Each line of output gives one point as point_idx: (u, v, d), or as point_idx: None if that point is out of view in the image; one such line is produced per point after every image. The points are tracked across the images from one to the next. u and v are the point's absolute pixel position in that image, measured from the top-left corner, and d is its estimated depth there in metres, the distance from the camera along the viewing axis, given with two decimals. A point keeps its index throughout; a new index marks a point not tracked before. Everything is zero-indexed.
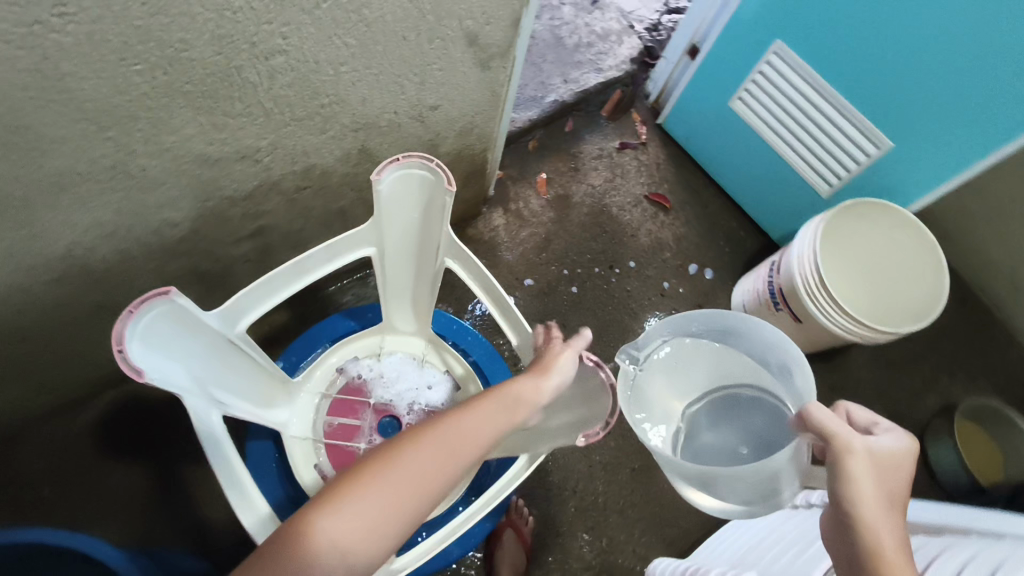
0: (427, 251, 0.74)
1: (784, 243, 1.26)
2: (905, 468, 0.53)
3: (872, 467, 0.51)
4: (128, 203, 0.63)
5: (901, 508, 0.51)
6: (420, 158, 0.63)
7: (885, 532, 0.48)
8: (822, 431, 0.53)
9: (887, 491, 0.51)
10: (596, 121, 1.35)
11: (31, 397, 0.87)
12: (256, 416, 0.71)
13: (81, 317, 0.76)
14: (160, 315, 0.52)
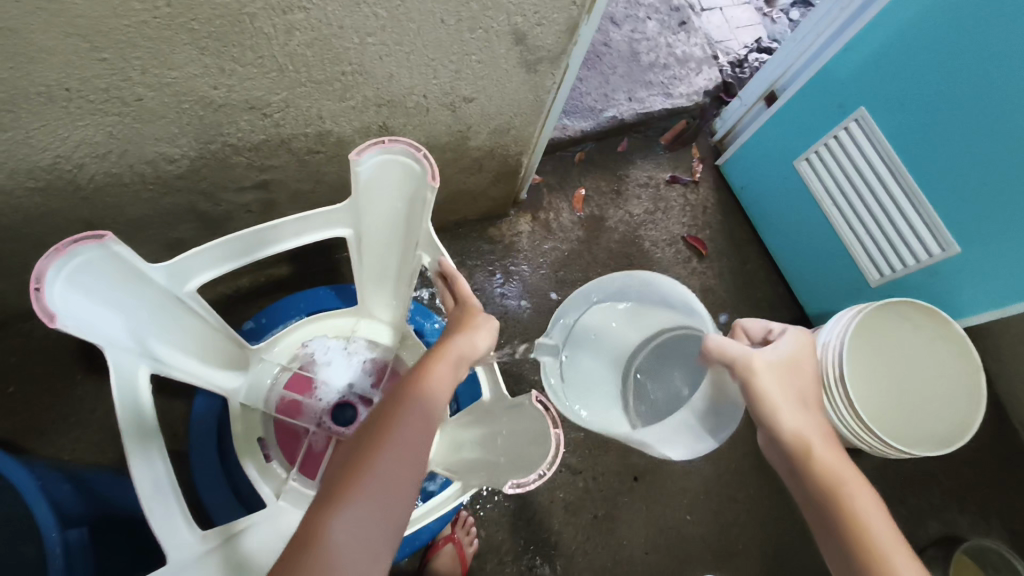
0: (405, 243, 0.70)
1: (818, 321, 1.17)
2: (806, 363, 0.63)
3: (775, 378, 0.60)
4: (122, 129, 0.60)
5: (809, 399, 0.61)
6: (406, 145, 0.59)
7: (800, 418, 0.59)
8: (728, 362, 0.60)
9: (797, 396, 0.60)
10: (653, 148, 1.28)
11: (13, 293, 0.86)
12: (202, 379, 0.69)
13: (67, 230, 0.74)
14: (91, 260, 0.51)
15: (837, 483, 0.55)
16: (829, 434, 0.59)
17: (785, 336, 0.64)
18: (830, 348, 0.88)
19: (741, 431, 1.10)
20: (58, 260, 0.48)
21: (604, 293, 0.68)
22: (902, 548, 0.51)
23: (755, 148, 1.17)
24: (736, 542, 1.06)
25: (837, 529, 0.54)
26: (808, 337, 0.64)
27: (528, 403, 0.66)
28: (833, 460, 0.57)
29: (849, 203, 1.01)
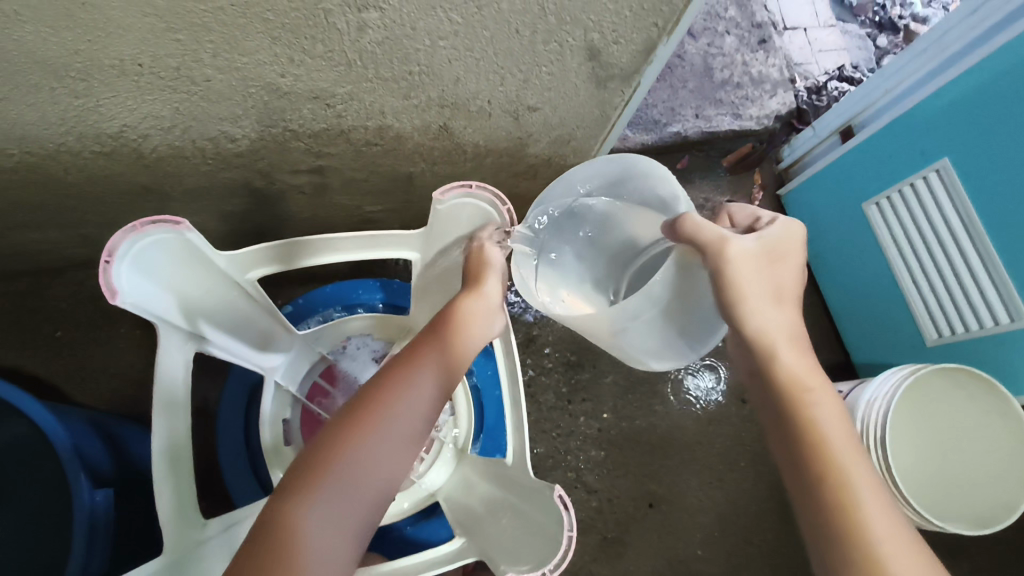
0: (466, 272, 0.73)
1: (863, 371, 1.12)
2: (792, 262, 0.59)
3: (751, 266, 0.56)
4: (188, 106, 0.60)
5: (787, 289, 0.58)
6: (492, 195, 0.63)
7: (770, 319, 0.57)
8: (700, 247, 0.55)
9: (772, 290, 0.57)
10: (714, 169, 1.25)
11: (69, 244, 0.89)
12: (247, 361, 0.71)
13: (126, 192, 0.76)
14: (161, 244, 0.53)
15: (798, 403, 0.54)
16: (799, 338, 0.57)
17: (775, 224, 0.59)
18: (875, 408, 0.84)
19: (765, 474, 1.07)
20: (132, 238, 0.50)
21: (592, 181, 0.61)
22: (862, 461, 0.51)
23: (822, 183, 1.12)
24: None
25: (796, 439, 0.53)
26: (793, 230, 0.59)
27: (549, 491, 0.58)
28: (797, 364, 0.56)
29: (915, 255, 0.96)
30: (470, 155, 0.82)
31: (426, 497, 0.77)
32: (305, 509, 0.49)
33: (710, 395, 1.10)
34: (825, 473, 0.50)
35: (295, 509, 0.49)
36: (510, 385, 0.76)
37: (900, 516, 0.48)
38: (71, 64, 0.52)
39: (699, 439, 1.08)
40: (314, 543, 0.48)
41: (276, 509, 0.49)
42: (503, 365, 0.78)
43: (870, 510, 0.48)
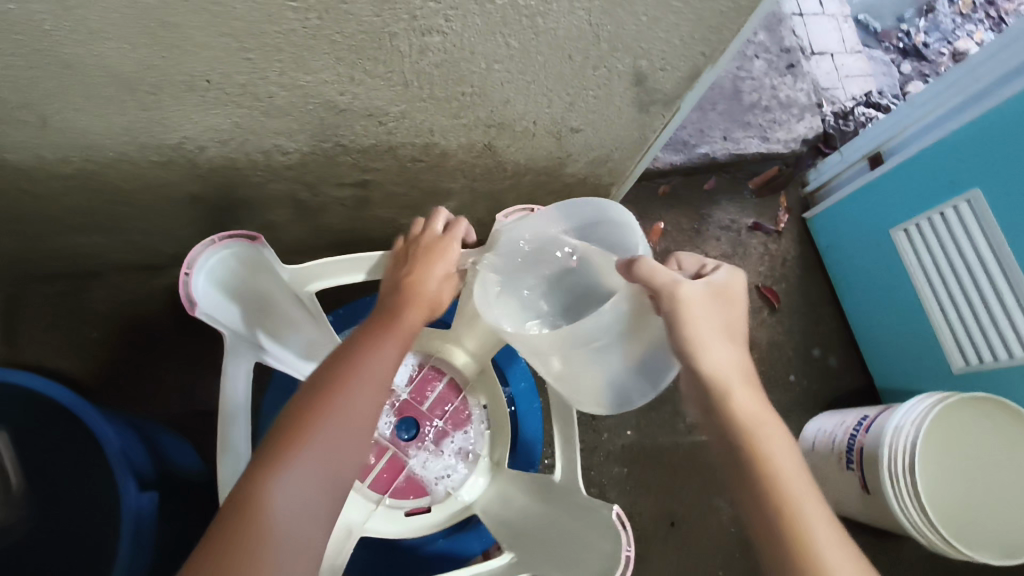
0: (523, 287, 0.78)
1: (887, 396, 1.13)
2: (737, 305, 0.60)
3: (699, 307, 0.57)
4: (248, 120, 0.62)
5: (737, 329, 0.59)
6: None
7: (721, 357, 0.57)
8: (654, 288, 0.57)
9: (718, 327, 0.58)
10: (740, 190, 1.25)
11: (113, 249, 0.91)
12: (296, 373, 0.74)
13: (176, 200, 0.78)
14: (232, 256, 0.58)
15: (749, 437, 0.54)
16: (748, 375, 0.57)
17: (722, 271, 0.60)
18: (903, 433, 0.85)
19: None
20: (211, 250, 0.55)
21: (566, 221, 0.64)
22: (813, 495, 0.51)
23: (848, 209, 1.13)
24: None
25: (746, 472, 0.53)
26: (736, 280, 0.60)
27: (605, 511, 0.60)
28: (746, 400, 0.56)
29: (943, 282, 0.97)
30: (509, 172, 0.84)
31: (464, 509, 0.78)
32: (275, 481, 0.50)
33: None
34: (781, 505, 0.50)
35: (265, 481, 0.50)
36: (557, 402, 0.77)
37: (850, 546, 0.49)
38: (144, 79, 0.54)
39: None
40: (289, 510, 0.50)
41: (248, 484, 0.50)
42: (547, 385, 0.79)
43: (824, 537, 0.48)
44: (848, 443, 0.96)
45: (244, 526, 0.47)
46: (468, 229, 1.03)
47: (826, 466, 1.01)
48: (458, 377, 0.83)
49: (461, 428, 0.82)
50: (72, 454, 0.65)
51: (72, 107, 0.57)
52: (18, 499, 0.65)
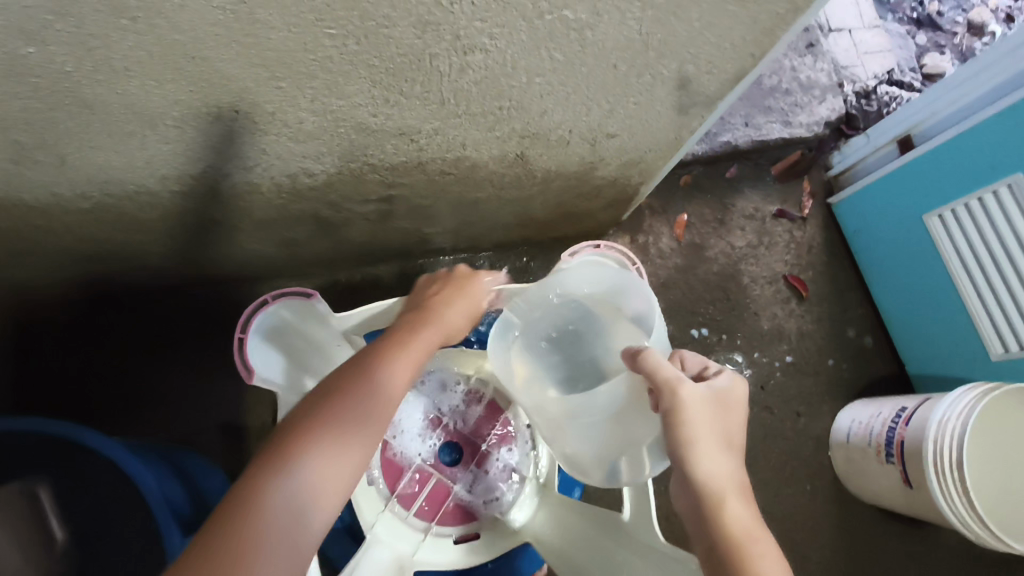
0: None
1: (918, 382, 1.12)
2: (734, 414, 0.58)
3: (699, 413, 0.55)
4: (275, 146, 0.59)
5: (733, 439, 0.57)
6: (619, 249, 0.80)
7: (715, 465, 0.55)
8: (656, 384, 0.56)
9: (716, 437, 0.56)
10: (762, 176, 1.22)
11: (127, 274, 0.87)
12: None
13: (196, 224, 0.75)
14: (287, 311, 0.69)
15: (740, 549, 0.51)
16: (742, 488, 0.55)
17: (725, 376, 0.59)
18: (949, 427, 0.83)
19: (822, 486, 1.09)
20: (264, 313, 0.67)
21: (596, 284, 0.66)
22: None
23: (878, 195, 1.10)
24: None
25: None
26: (737, 390, 0.59)
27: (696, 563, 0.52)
28: (740, 512, 0.53)
29: (982, 267, 0.94)
30: (539, 179, 0.80)
31: (512, 534, 0.78)
32: (280, 478, 0.49)
33: (764, 409, 1.11)
34: None
35: (271, 478, 0.49)
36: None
37: None
38: (167, 112, 0.51)
39: (755, 453, 1.09)
40: (292, 510, 0.48)
41: (253, 477, 0.49)
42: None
43: None
44: (888, 436, 0.95)
45: (243, 525, 0.46)
46: (491, 233, 1.01)
47: (863, 458, 1.01)
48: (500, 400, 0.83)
49: (506, 445, 0.82)
50: (110, 499, 0.64)
51: (91, 145, 0.53)
52: (60, 553, 0.64)
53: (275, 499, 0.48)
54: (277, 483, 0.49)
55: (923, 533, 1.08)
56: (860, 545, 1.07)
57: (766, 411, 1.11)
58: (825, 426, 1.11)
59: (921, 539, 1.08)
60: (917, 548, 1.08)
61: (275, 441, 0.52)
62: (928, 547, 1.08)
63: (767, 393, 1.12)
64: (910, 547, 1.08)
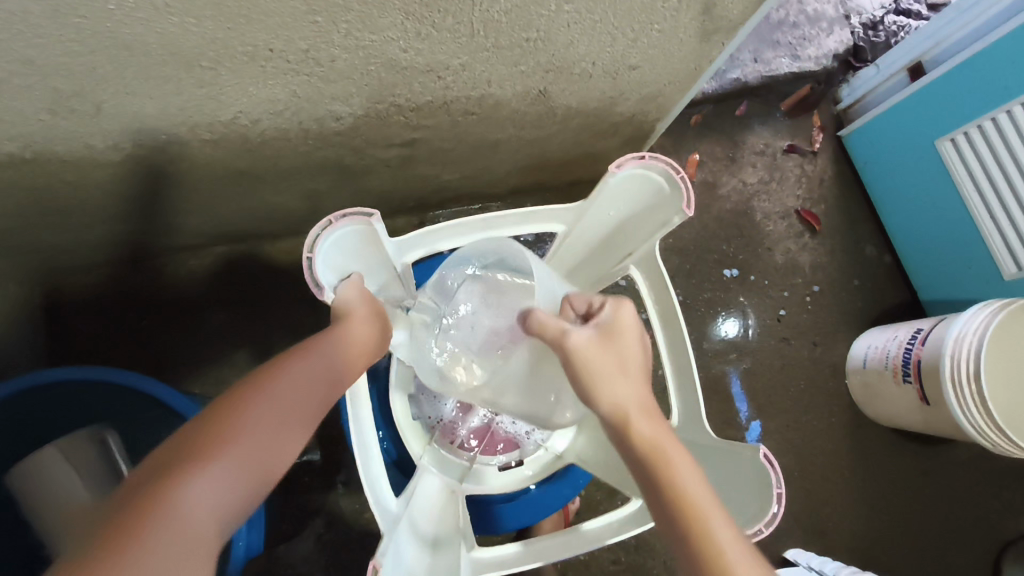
0: (637, 234, 0.68)
1: (930, 307, 1.15)
2: (629, 335, 0.55)
3: (592, 354, 0.52)
4: (305, 88, 0.59)
5: (636, 364, 0.53)
6: (666, 164, 0.61)
7: (620, 391, 0.51)
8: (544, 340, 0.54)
9: (607, 368, 0.52)
10: (771, 112, 1.21)
11: (152, 234, 0.88)
12: None
13: (222, 176, 0.75)
14: (352, 229, 0.61)
15: (655, 464, 0.46)
16: (650, 411, 0.50)
17: (608, 311, 0.56)
18: (966, 343, 0.87)
19: (839, 413, 1.13)
20: (328, 235, 0.59)
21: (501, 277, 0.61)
22: (731, 527, 0.43)
23: (886, 125, 1.11)
24: (825, 518, 1.09)
25: (658, 500, 0.45)
26: (621, 320, 0.55)
27: (749, 453, 0.60)
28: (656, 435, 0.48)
29: (994, 189, 0.96)
30: (558, 117, 0.81)
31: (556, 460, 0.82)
32: (193, 479, 0.38)
33: (781, 340, 1.14)
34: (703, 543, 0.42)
35: (184, 477, 0.38)
36: (668, 348, 0.72)
37: (763, 567, 0.41)
38: (203, 52, 0.51)
39: (774, 383, 1.12)
40: (203, 517, 0.37)
41: (158, 475, 0.37)
42: (660, 336, 0.72)
43: (732, 555, 0.41)
44: (904, 358, 0.99)
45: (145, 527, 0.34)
46: (508, 178, 1.01)
47: (880, 381, 1.04)
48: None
49: None
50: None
51: (126, 90, 0.54)
52: None
53: (186, 501, 0.37)
54: (190, 485, 0.38)
55: (936, 453, 1.13)
56: (877, 466, 1.12)
57: (783, 342, 1.14)
58: (841, 354, 1.14)
59: (935, 457, 1.13)
60: (931, 466, 1.12)
61: (172, 444, 0.41)
62: (941, 465, 1.12)
63: (783, 325, 1.14)
64: (925, 466, 1.12)
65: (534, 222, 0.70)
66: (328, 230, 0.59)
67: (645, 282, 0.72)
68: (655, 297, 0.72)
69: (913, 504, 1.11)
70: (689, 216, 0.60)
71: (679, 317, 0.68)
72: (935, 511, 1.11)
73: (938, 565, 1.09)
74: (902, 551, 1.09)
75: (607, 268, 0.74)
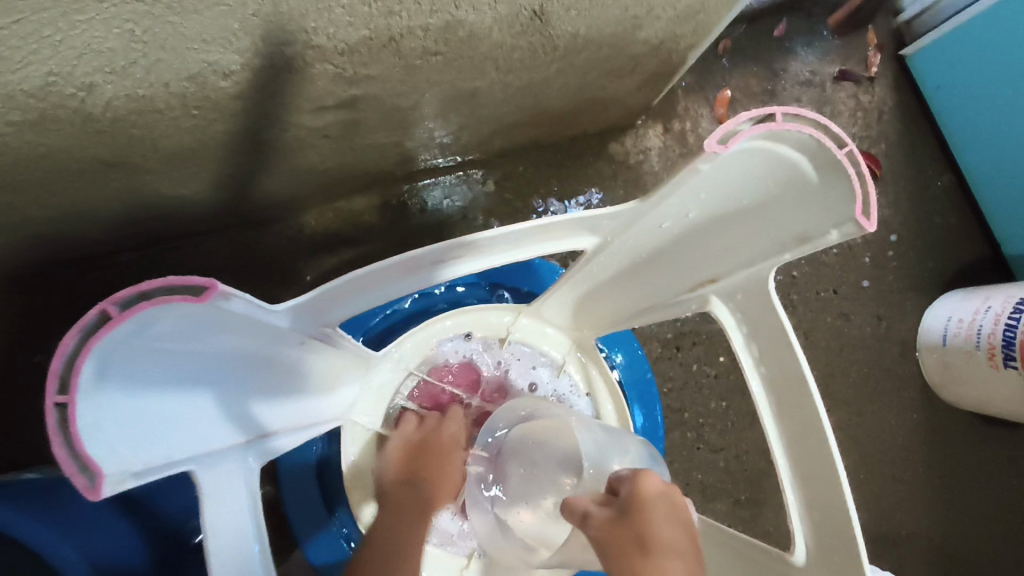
0: (734, 248, 0.43)
1: (1017, 263, 0.94)
2: (660, 513, 0.38)
3: (604, 541, 0.38)
4: (150, 23, 0.36)
5: (669, 531, 0.37)
6: (823, 133, 0.34)
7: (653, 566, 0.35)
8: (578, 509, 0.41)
9: (624, 557, 0.36)
10: (817, 29, 0.96)
11: (15, 249, 0.65)
12: (320, 425, 0.47)
13: (81, 168, 0.52)
14: (167, 323, 0.29)
15: None
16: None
17: (627, 485, 0.40)
18: None
19: (912, 398, 0.93)
20: (103, 346, 0.26)
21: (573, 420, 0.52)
22: None
23: (969, 35, 0.86)
24: (900, 527, 0.90)
25: None
26: (645, 494, 0.38)
27: None
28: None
29: None
30: (559, 52, 0.57)
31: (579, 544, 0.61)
32: None
33: (839, 316, 0.93)
34: None
35: None
36: (785, 431, 0.44)
37: None
38: None
39: (833, 369, 0.92)
40: None
41: None
42: (769, 414, 0.45)
43: None
44: (1006, 336, 0.79)
45: None
46: (494, 138, 0.78)
47: (968, 362, 0.85)
48: (544, 364, 0.62)
49: None
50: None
51: None
52: None
53: None
54: None
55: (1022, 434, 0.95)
56: (956, 459, 0.93)
57: (842, 317, 0.93)
58: (911, 328, 0.94)
59: (1020, 441, 0.95)
60: (1017, 452, 0.94)
61: None
62: None
63: (841, 296, 0.93)
64: (1010, 452, 0.94)
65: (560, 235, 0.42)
66: (105, 342, 0.26)
67: (738, 321, 0.46)
68: (762, 351, 0.45)
69: (999, 500, 0.93)
70: (867, 231, 0.35)
71: (813, 388, 0.40)
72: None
73: None
74: (989, 554, 0.92)
75: (666, 297, 0.49)
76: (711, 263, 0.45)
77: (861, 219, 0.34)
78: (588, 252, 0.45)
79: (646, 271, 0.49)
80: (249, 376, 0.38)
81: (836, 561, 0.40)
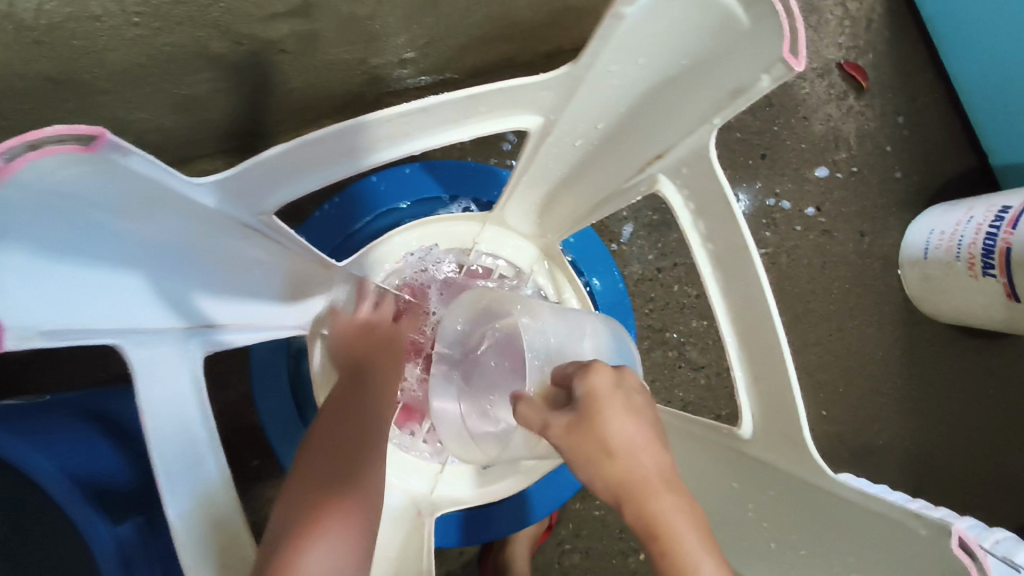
0: (675, 118, 0.42)
1: (1002, 174, 0.93)
2: (614, 410, 0.38)
3: (574, 442, 0.38)
4: None
5: (633, 416, 0.38)
6: None
7: (629, 451, 0.37)
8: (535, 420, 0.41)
9: (589, 460, 0.37)
10: None
11: None
12: (272, 331, 0.47)
13: (24, 87, 0.50)
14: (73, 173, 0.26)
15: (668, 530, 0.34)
16: (670, 482, 0.36)
17: (576, 382, 0.39)
18: None
19: (893, 314, 0.94)
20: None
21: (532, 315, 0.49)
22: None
23: None
24: (877, 437, 0.92)
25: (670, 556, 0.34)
26: (595, 392, 0.38)
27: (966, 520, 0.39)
28: (672, 514, 0.35)
29: None
30: None
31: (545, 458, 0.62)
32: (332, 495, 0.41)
33: (822, 233, 0.93)
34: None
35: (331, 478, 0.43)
36: (732, 308, 0.45)
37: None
38: None
39: (815, 286, 0.92)
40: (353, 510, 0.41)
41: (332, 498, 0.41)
42: (717, 291, 0.45)
43: None
44: (986, 245, 0.79)
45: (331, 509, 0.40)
46: (465, 56, 0.75)
47: (948, 273, 0.85)
48: (511, 274, 0.62)
49: None
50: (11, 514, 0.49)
51: None
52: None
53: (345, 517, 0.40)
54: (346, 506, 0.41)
55: (1001, 346, 0.96)
56: (934, 369, 0.94)
57: (825, 234, 0.93)
58: (893, 243, 0.94)
59: (999, 352, 0.96)
60: (995, 362, 0.95)
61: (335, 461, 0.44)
62: (1007, 359, 0.96)
63: (824, 214, 0.93)
64: (988, 363, 0.95)
65: (491, 113, 0.40)
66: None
67: (686, 198, 0.45)
68: (707, 228, 0.45)
69: (975, 408, 0.95)
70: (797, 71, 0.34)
71: (755, 256, 0.41)
72: (1000, 412, 0.95)
73: (1007, 472, 0.94)
74: (968, 465, 0.93)
75: (619, 183, 0.48)
76: (657, 137, 0.44)
77: (789, 57, 0.34)
78: (532, 133, 0.44)
79: (597, 156, 0.48)
80: (187, 261, 0.37)
81: (779, 431, 0.42)
